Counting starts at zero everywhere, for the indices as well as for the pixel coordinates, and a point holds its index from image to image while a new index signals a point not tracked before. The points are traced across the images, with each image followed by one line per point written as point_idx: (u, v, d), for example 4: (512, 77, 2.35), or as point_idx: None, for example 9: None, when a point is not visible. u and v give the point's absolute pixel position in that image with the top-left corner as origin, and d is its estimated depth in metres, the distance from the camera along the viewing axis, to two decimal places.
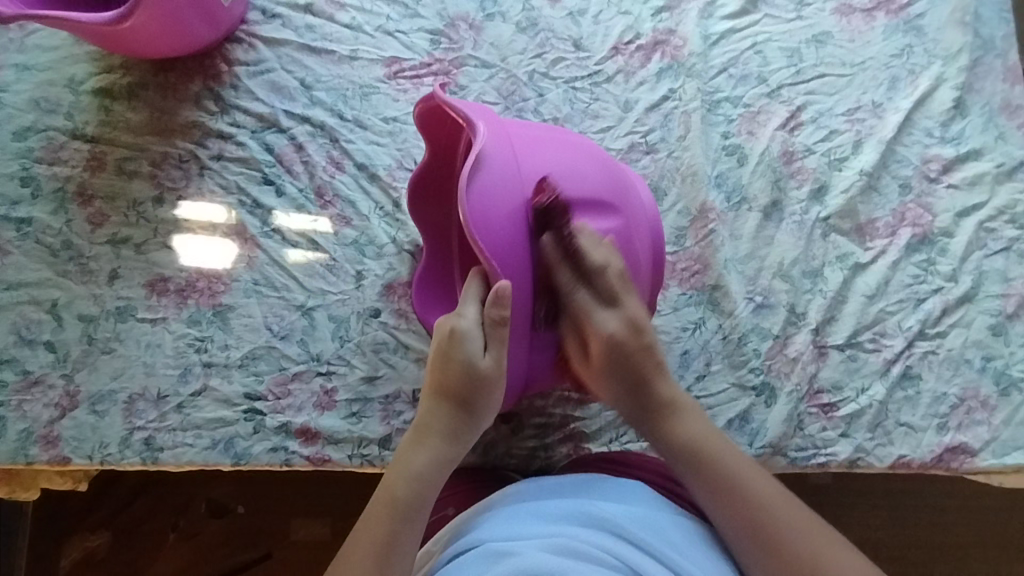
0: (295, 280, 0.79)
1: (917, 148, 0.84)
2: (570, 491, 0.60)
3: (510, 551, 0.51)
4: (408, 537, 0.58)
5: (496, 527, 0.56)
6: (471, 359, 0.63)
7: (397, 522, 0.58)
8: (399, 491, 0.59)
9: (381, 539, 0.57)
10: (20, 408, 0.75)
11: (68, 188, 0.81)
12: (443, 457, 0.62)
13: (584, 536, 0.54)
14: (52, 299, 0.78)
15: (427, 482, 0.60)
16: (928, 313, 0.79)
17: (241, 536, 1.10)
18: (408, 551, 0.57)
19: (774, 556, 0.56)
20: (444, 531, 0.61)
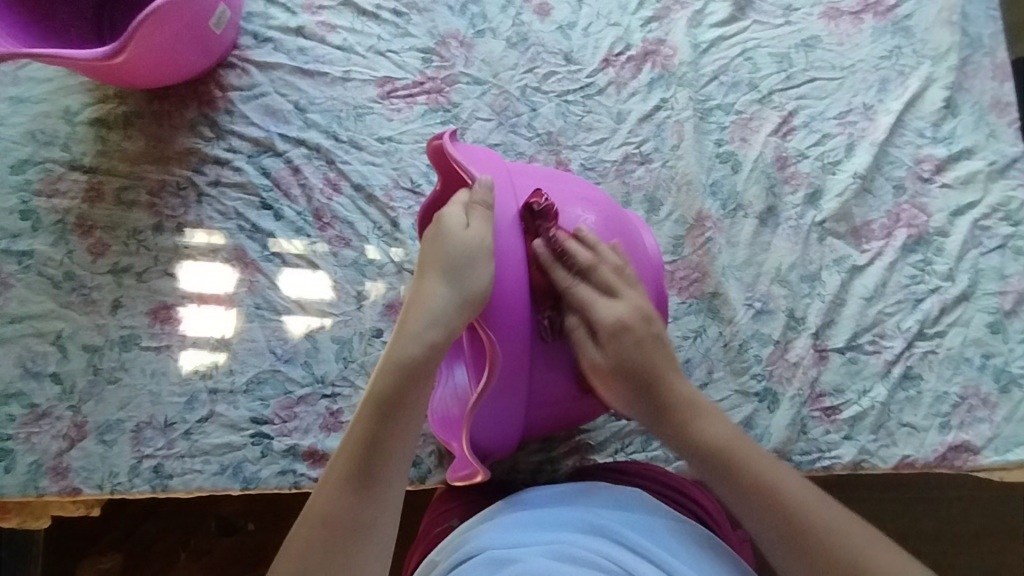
0: (297, 303, 0.80)
1: (910, 149, 0.84)
2: (570, 500, 0.60)
3: (511, 559, 0.51)
4: (391, 434, 0.54)
5: (497, 535, 0.56)
6: (455, 232, 0.58)
7: (378, 418, 0.54)
8: (376, 386, 0.55)
9: (364, 435, 0.54)
10: (28, 441, 0.75)
11: (68, 220, 0.81)
12: (427, 342, 0.56)
13: (584, 545, 0.53)
14: (56, 331, 0.78)
15: (406, 373, 0.55)
16: (927, 312, 0.79)
17: (251, 553, 1.11)
18: (391, 450, 0.54)
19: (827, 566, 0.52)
20: (446, 542, 0.60)
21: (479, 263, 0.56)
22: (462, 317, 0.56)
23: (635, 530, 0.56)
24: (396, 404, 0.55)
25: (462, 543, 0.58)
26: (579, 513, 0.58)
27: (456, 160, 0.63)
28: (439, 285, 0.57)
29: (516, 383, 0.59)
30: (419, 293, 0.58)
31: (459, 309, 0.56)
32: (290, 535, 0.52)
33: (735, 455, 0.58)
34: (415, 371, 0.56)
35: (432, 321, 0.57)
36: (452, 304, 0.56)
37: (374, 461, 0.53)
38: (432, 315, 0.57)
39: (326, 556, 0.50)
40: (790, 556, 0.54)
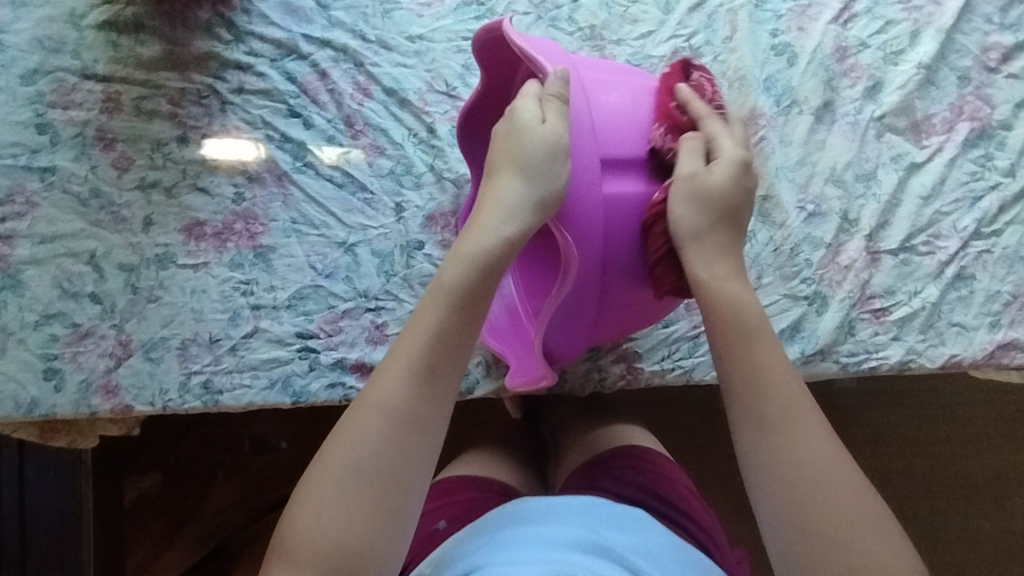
0: (334, 217, 0.77)
1: (977, 36, 0.79)
2: (573, 514, 0.58)
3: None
4: (452, 334, 0.52)
5: (494, 553, 0.54)
6: (529, 127, 0.55)
7: (441, 313, 0.52)
8: (444, 278, 0.53)
9: (425, 328, 0.52)
10: (75, 360, 0.75)
11: (88, 133, 0.77)
12: (502, 240, 0.54)
13: (584, 564, 0.51)
14: (89, 251, 0.76)
15: (478, 271, 0.53)
16: (985, 211, 0.77)
17: (286, 470, 1.15)
18: (450, 347, 0.52)
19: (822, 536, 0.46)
20: (435, 555, 0.59)
21: (556, 161, 0.55)
22: (536, 219, 0.54)
23: (641, 556, 0.55)
24: (460, 300, 0.52)
25: (461, 559, 0.56)
26: (578, 533, 0.55)
27: (520, 47, 0.59)
28: (512, 183, 0.55)
29: (587, 289, 0.58)
30: (489, 191, 0.56)
31: (536, 208, 0.54)
32: (340, 422, 0.51)
33: (761, 356, 0.52)
34: (485, 267, 0.53)
35: (506, 216, 0.54)
36: (526, 202, 0.54)
37: (434, 357, 0.51)
38: (505, 213, 0.54)
39: (377, 446, 0.49)
40: (794, 515, 0.47)
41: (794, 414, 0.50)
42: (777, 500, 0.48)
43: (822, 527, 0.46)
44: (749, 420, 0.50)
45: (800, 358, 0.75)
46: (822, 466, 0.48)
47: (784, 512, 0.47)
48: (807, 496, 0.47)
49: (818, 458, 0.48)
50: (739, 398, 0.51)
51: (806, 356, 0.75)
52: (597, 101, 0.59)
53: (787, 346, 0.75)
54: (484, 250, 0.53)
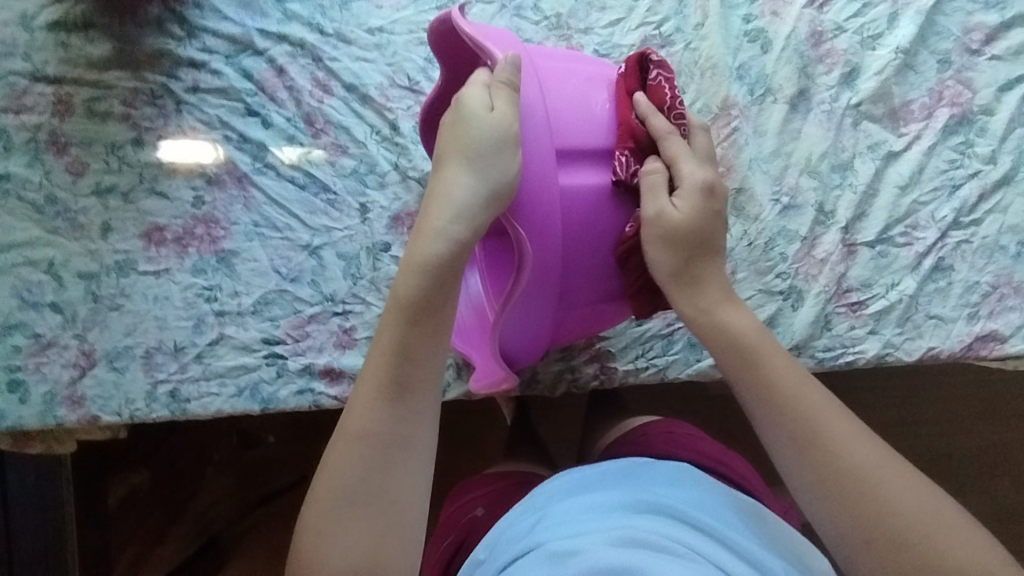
0: (297, 219, 0.75)
1: (959, 17, 0.76)
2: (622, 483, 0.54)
3: (570, 550, 0.44)
4: (424, 343, 0.51)
5: (553, 527, 0.48)
6: (478, 114, 0.53)
7: (408, 326, 0.51)
8: (401, 290, 0.51)
9: (392, 346, 0.51)
10: (38, 371, 0.74)
11: (40, 137, 0.75)
12: (451, 237, 0.52)
13: (648, 525, 0.47)
14: (47, 259, 0.74)
15: (437, 273, 0.51)
16: (964, 200, 0.75)
17: (276, 463, 1.19)
18: (423, 357, 0.51)
19: (850, 503, 0.48)
20: (489, 538, 0.52)
21: (507, 149, 0.53)
22: (487, 214, 0.52)
23: (698, 508, 0.51)
24: (425, 309, 0.51)
25: (514, 539, 0.50)
26: (631, 494, 0.52)
27: (469, 35, 0.58)
28: (462, 174, 0.53)
29: (548, 277, 0.57)
30: (436, 189, 0.54)
31: (486, 199, 0.52)
32: (325, 454, 0.50)
33: (766, 359, 0.54)
34: (445, 268, 0.52)
35: (454, 210, 0.52)
36: (477, 194, 0.52)
37: (406, 370, 0.50)
38: (454, 205, 0.52)
39: (364, 470, 0.48)
40: (821, 492, 0.49)
41: (803, 403, 0.52)
42: (806, 487, 0.50)
43: (849, 497, 0.48)
44: (780, 439, 0.52)
45: None
46: (839, 437, 0.50)
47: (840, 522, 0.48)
48: (859, 492, 0.48)
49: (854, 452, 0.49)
50: (764, 420, 0.53)
51: None
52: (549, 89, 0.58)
53: None
54: (435, 255, 0.51)
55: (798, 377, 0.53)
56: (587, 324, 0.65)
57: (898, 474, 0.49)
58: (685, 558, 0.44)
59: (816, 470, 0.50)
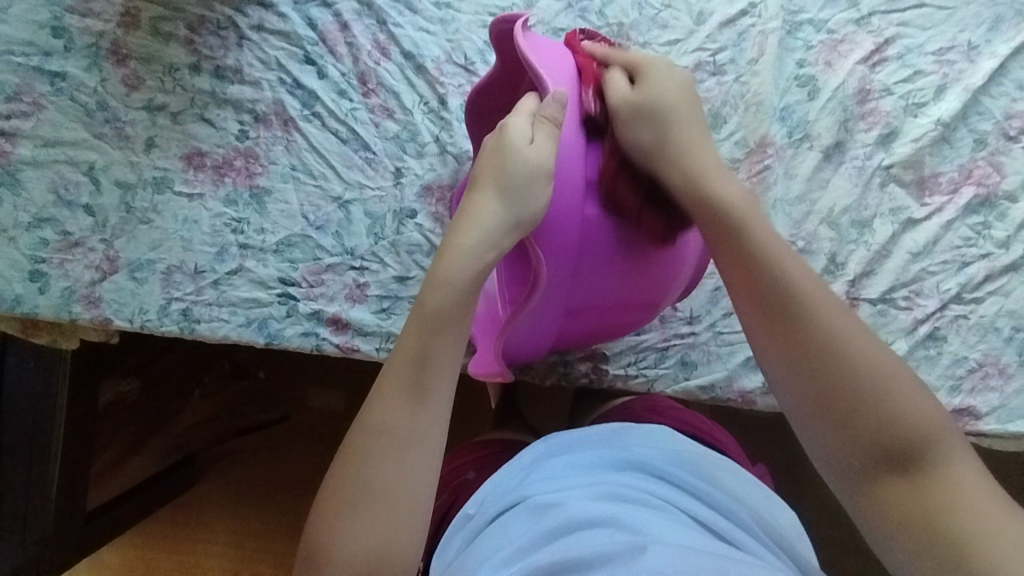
0: (333, 170, 0.78)
1: (1004, 101, 0.78)
2: (608, 441, 0.59)
3: (556, 502, 0.50)
4: (445, 348, 0.53)
5: (540, 481, 0.54)
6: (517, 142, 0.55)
7: (431, 333, 0.53)
8: (428, 301, 0.53)
9: (414, 351, 0.52)
10: (62, 266, 0.76)
11: (102, 45, 0.78)
12: (480, 256, 0.54)
13: (630, 485, 0.53)
14: (89, 162, 0.77)
15: (465, 288, 0.53)
16: (970, 277, 0.77)
17: (260, 398, 1.23)
18: (443, 362, 0.53)
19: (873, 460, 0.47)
20: (481, 495, 0.56)
21: (539, 181, 0.54)
22: (512, 239, 0.55)
23: (672, 464, 0.56)
24: (449, 318, 0.53)
25: (504, 490, 0.56)
26: (613, 454, 0.57)
27: (526, 58, 0.59)
28: (494, 201, 0.55)
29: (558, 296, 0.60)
30: (467, 210, 0.55)
31: (514, 227, 0.54)
32: (342, 450, 0.51)
33: (797, 305, 0.51)
34: (472, 284, 0.54)
35: (484, 236, 0.54)
36: (505, 221, 0.54)
37: (425, 374, 0.52)
38: (482, 229, 0.54)
39: (381, 464, 0.49)
40: (843, 446, 0.48)
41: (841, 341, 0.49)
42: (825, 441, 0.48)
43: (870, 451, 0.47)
44: (799, 400, 0.49)
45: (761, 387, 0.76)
46: (880, 394, 0.47)
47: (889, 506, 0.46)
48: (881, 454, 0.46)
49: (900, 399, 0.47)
50: (795, 368, 0.50)
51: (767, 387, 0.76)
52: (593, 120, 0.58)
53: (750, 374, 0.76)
54: (465, 272, 0.53)
55: (838, 325, 0.50)
56: (587, 335, 0.69)
57: (938, 426, 0.46)
58: (665, 513, 0.50)
59: (833, 424, 0.48)
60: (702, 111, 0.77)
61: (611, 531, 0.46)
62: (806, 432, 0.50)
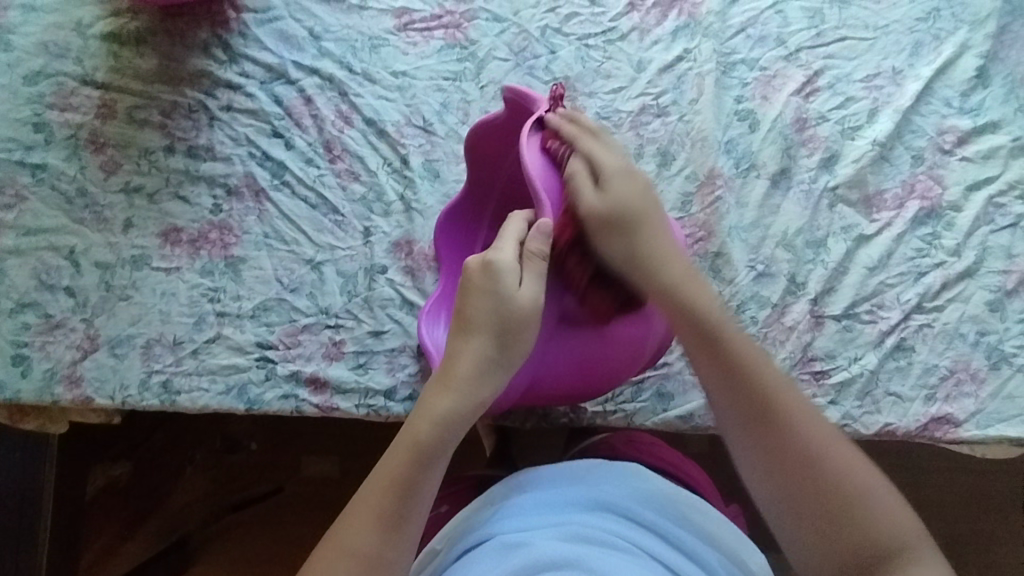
0: (304, 234, 0.81)
1: (934, 118, 0.83)
2: (580, 475, 0.65)
3: (522, 542, 0.57)
4: (426, 484, 0.58)
5: (507, 520, 0.62)
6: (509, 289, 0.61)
7: (415, 468, 0.58)
8: (418, 432, 0.59)
9: (399, 480, 0.58)
10: (43, 349, 0.78)
11: (81, 135, 0.82)
12: (467, 394, 0.60)
13: (595, 525, 0.59)
14: (69, 246, 0.80)
15: (444, 425, 0.59)
16: (928, 286, 0.79)
17: (254, 470, 1.19)
18: (427, 496, 0.58)
19: (800, 472, 0.56)
20: (446, 530, 0.63)
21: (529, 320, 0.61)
22: (497, 368, 0.61)
23: (643, 505, 0.63)
24: (431, 455, 0.59)
25: (470, 527, 0.62)
26: (581, 491, 0.63)
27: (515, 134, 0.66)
28: (477, 343, 0.61)
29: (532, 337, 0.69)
30: (457, 343, 0.61)
31: (499, 351, 0.61)
32: (324, 538, 0.57)
33: (716, 336, 0.62)
34: (454, 420, 0.60)
35: (476, 375, 0.61)
36: (490, 347, 0.61)
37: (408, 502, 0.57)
38: (473, 366, 0.61)
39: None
40: (765, 458, 0.58)
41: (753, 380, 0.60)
42: (753, 454, 0.58)
43: (798, 466, 0.57)
44: (725, 413, 0.60)
45: None
46: (787, 418, 0.58)
47: (790, 509, 0.56)
48: (799, 468, 0.56)
49: (781, 420, 0.58)
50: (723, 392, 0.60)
51: None
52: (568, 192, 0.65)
53: None
54: (455, 412, 0.60)
55: (743, 355, 0.61)
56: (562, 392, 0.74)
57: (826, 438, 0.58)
58: (626, 553, 0.56)
59: (762, 444, 0.58)
60: (652, 151, 0.81)
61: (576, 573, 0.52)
62: (740, 450, 0.59)
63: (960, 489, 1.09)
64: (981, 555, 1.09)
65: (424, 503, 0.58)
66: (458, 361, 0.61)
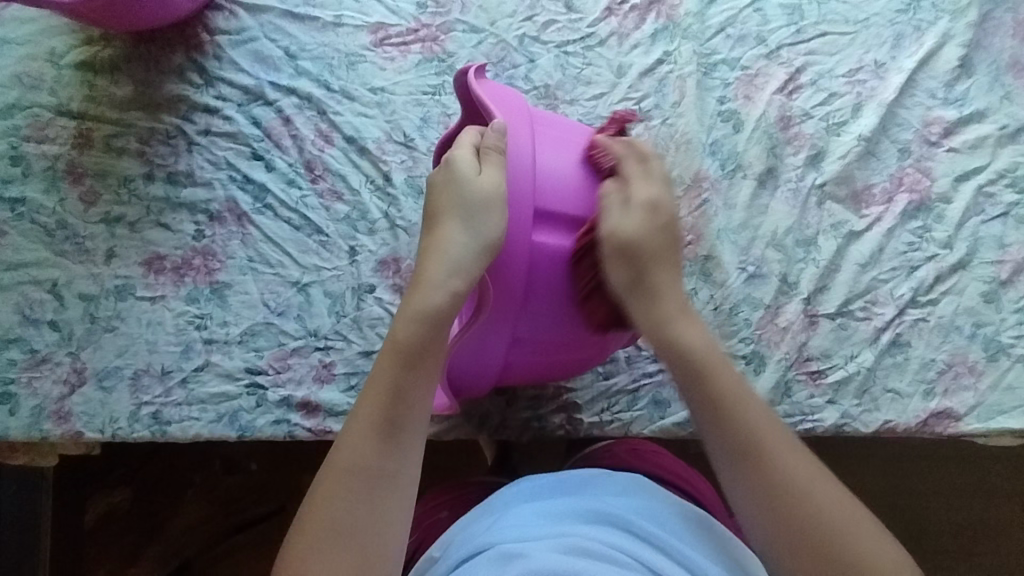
0: (289, 257, 0.80)
1: (919, 110, 0.82)
2: (581, 490, 0.65)
3: (518, 551, 0.55)
4: (417, 382, 0.57)
5: (505, 530, 0.59)
6: (469, 180, 0.58)
7: (401, 368, 0.57)
8: (400, 333, 0.57)
9: (387, 383, 0.56)
10: (30, 385, 0.77)
11: (59, 167, 0.81)
12: (450, 290, 0.57)
13: (595, 536, 0.57)
14: (52, 280, 0.79)
15: (430, 321, 0.57)
16: (921, 280, 0.79)
17: (255, 490, 1.18)
18: (418, 392, 0.57)
19: (802, 537, 0.53)
20: (445, 538, 0.63)
21: (495, 210, 0.57)
22: (479, 265, 0.57)
23: (646, 519, 0.61)
24: (417, 354, 0.57)
25: (469, 539, 0.61)
26: (583, 503, 0.62)
27: (479, 99, 0.62)
28: (456, 234, 0.58)
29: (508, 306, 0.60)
30: (437, 241, 0.59)
31: (478, 256, 0.57)
32: (313, 483, 0.55)
33: (717, 379, 0.58)
34: (439, 317, 0.58)
35: (451, 268, 0.58)
36: (471, 251, 0.57)
37: (396, 409, 0.56)
38: (451, 261, 0.58)
39: (349, 504, 0.53)
40: (767, 520, 0.55)
41: (758, 435, 0.56)
42: (749, 505, 0.56)
43: (802, 531, 0.54)
44: (720, 452, 0.57)
45: None
46: (803, 478, 0.55)
47: (776, 540, 0.55)
48: (802, 525, 0.54)
49: (771, 446, 0.56)
50: (720, 448, 0.57)
51: None
52: (539, 144, 0.61)
53: None
54: (436, 306, 0.57)
55: (752, 406, 0.58)
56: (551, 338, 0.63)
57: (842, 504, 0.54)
58: (626, 567, 0.54)
59: (758, 500, 0.55)
60: None
61: None
62: (736, 495, 0.57)
63: (966, 480, 1.08)
64: (990, 544, 1.08)
65: (419, 414, 0.57)
66: (432, 258, 0.59)
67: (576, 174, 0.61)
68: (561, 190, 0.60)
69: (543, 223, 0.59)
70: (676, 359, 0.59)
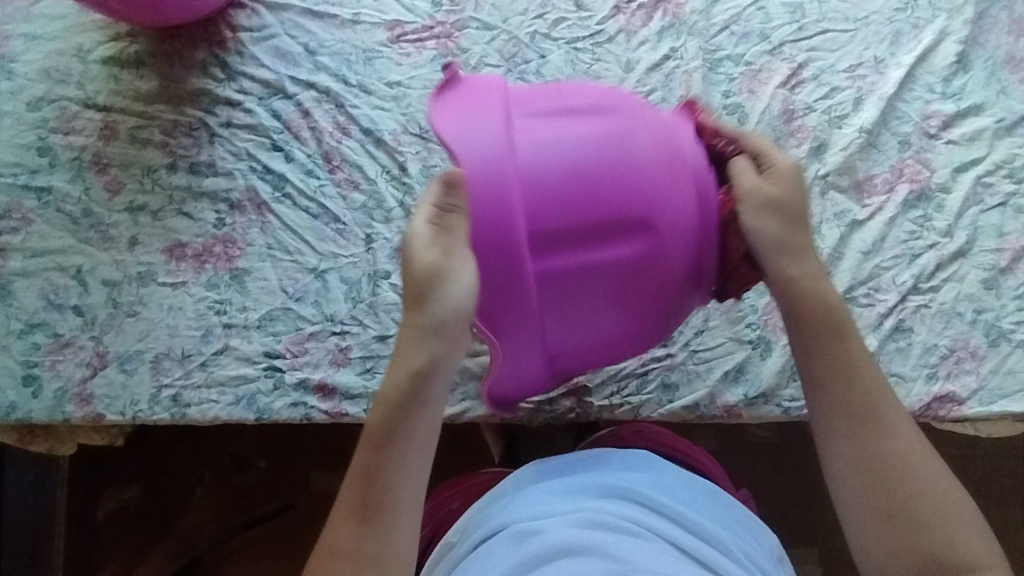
0: (306, 244, 0.82)
1: (918, 104, 0.85)
2: (591, 466, 0.66)
3: (538, 529, 0.57)
4: (391, 465, 0.57)
5: (521, 509, 0.61)
6: (420, 254, 0.56)
7: (375, 453, 0.57)
8: (373, 418, 0.58)
9: (364, 468, 0.57)
10: (53, 367, 0.79)
11: (85, 157, 0.84)
12: (415, 368, 0.57)
13: (609, 509, 0.59)
14: (76, 266, 0.81)
15: (399, 404, 0.58)
16: (923, 268, 0.81)
17: (263, 488, 1.19)
18: (393, 475, 0.57)
19: (888, 493, 0.58)
20: (462, 523, 0.65)
21: (452, 275, 0.56)
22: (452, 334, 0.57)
23: (655, 491, 0.62)
24: (387, 435, 0.57)
25: (486, 520, 0.63)
26: (594, 479, 0.63)
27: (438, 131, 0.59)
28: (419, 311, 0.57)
29: (534, 320, 0.59)
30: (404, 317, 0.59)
31: (446, 324, 0.57)
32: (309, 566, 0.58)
33: (834, 337, 0.62)
34: (407, 401, 0.58)
35: (423, 338, 0.57)
36: (440, 319, 0.57)
37: (374, 491, 0.57)
38: (420, 335, 0.57)
39: None
40: (852, 484, 0.59)
41: (865, 390, 0.61)
42: (843, 452, 0.60)
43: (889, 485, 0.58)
44: (824, 404, 0.61)
45: (741, 400, 0.79)
46: (894, 432, 0.59)
47: (856, 488, 0.59)
48: (893, 485, 0.58)
49: (879, 404, 0.60)
50: (827, 403, 0.61)
51: (749, 399, 0.79)
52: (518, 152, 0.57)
53: (731, 388, 0.79)
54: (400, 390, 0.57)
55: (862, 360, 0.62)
56: (595, 332, 0.61)
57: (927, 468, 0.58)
58: (642, 537, 0.56)
59: (855, 455, 0.59)
60: None
61: (595, 561, 0.52)
62: (831, 445, 0.60)
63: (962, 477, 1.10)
64: None
65: (398, 490, 0.57)
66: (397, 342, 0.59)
67: (569, 174, 0.57)
68: (551, 198, 0.57)
69: (540, 238, 0.57)
70: (805, 301, 0.62)
